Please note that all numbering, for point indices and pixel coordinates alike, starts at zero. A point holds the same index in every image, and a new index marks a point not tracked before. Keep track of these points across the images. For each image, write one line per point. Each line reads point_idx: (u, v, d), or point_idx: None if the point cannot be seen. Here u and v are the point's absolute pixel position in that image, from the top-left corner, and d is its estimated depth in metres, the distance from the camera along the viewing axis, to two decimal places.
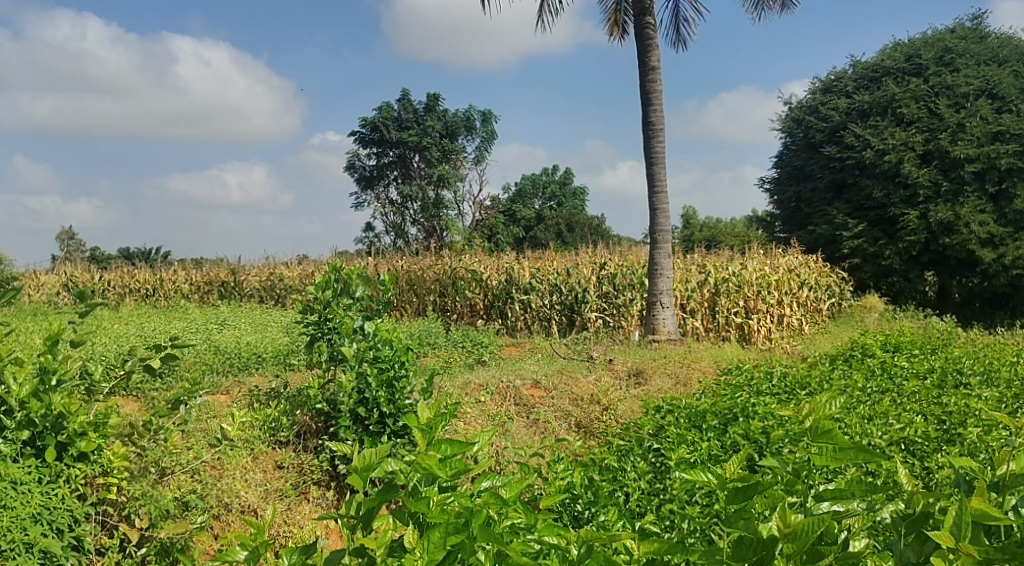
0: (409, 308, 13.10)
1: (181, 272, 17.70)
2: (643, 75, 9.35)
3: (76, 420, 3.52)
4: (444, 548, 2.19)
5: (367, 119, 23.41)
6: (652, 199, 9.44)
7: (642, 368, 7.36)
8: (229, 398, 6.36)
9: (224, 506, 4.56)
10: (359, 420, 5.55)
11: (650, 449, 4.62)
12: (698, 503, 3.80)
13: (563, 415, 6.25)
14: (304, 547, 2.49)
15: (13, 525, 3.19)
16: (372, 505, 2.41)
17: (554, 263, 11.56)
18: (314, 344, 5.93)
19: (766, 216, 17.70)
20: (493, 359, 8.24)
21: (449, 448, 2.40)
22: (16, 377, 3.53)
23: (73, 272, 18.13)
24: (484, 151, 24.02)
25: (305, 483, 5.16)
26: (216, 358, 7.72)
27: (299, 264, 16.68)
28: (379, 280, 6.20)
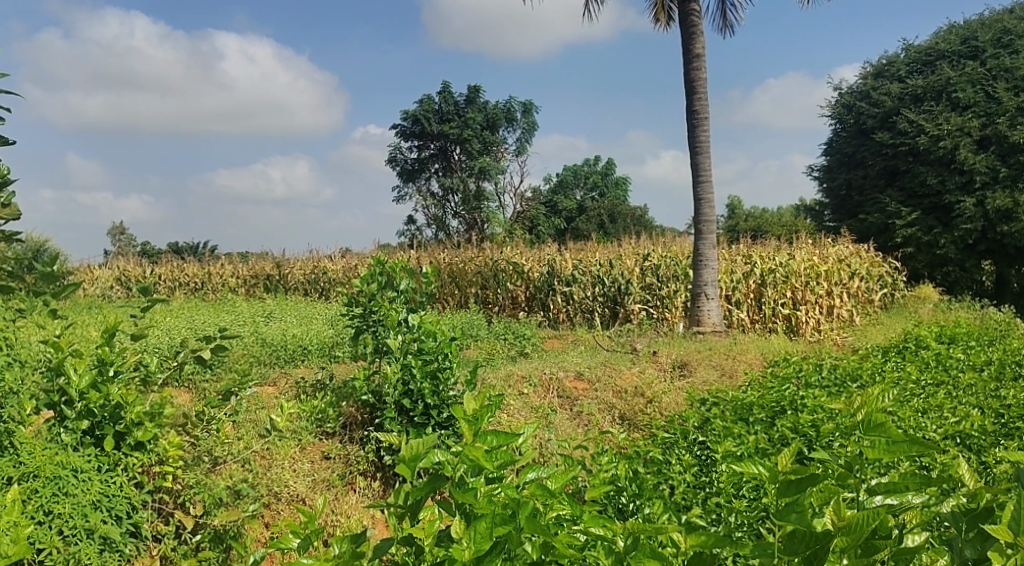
0: (451, 301, 13.18)
1: (229, 266, 18.06)
2: (688, 63, 9.22)
3: (133, 410, 3.62)
4: (492, 538, 2.20)
5: (409, 112, 23.52)
6: (697, 189, 9.33)
7: (687, 360, 7.30)
8: (276, 390, 6.46)
9: (274, 495, 4.66)
10: (404, 411, 5.60)
11: (696, 441, 4.57)
12: (746, 497, 3.74)
13: (607, 407, 6.25)
14: (352, 536, 2.52)
15: (75, 511, 3.28)
16: (421, 495, 2.42)
17: (596, 254, 11.51)
18: (360, 336, 6.01)
19: (814, 205, 17.39)
20: (535, 352, 8.23)
21: (495, 439, 2.43)
22: (77, 367, 3.59)
23: (125, 266, 18.63)
24: (526, 142, 23.94)
25: (351, 474, 5.24)
26: (264, 349, 7.86)
27: (343, 257, 16.87)
28: (423, 272, 6.26)
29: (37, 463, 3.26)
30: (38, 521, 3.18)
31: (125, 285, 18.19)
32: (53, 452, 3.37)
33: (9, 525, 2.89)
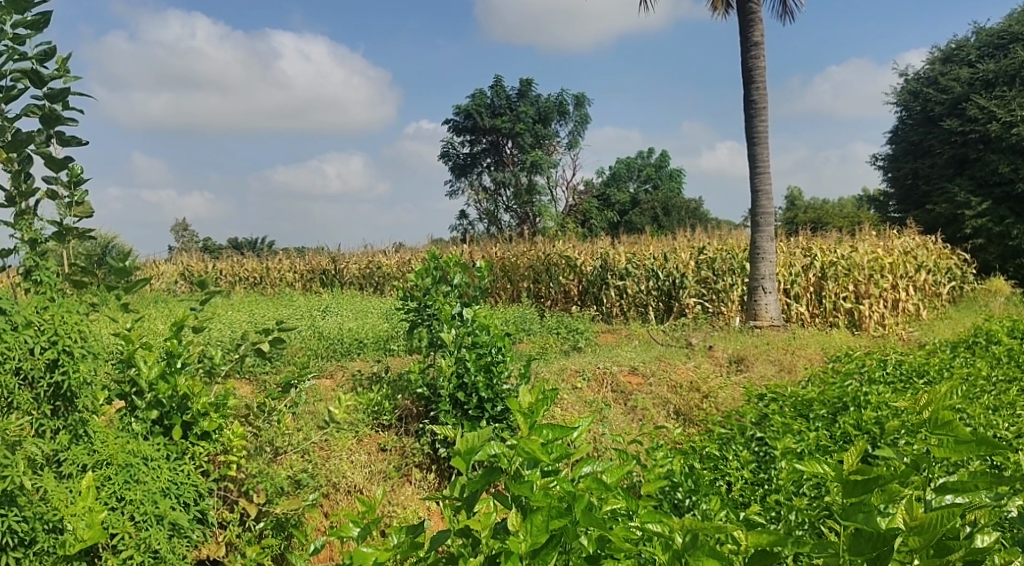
0: (503, 295, 13.22)
1: (286, 261, 18.45)
2: (746, 51, 9.06)
3: (199, 401, 3.77)
4: (548, 531, 2.20)
5: (461, 107, 23.64)
6: (754, 180, 9.17)
7: (743, 354, 7.19)
8: (333, 382, 6.57)
9: (333, 485, 4.77)
10: (458, 404, 5.64)
11: (753, 437, 4.49)
12: (807, 495, 3.64)
13: (662, 402, 6.19)
14: (410, 527, 2.55)
15: (146, 498, 3.38)
16: (476, 487, 2.44)
17: (650, 248, 11.41)
18: (414, 330, 6.08)
19: (878, 195, 16.93)
20: (589, 346, 8.20)
21: (551, 432, 2.47)
22: (146, 360, 3.77)
23: (188, 262, 19.16)
24: (579, 135, 23.82)
25: (407, 466, 5.31)
26: (321, 343, 8.01)
27: (397, 252, 17.06)
28: (476, 266, 6.29)
29: (109, 452, 3.39)
30: (110, 507, 3.30)
31: (188, 280, 18.72)
32: (125, 441, 3.50)
33: (83, 511, 3.09)
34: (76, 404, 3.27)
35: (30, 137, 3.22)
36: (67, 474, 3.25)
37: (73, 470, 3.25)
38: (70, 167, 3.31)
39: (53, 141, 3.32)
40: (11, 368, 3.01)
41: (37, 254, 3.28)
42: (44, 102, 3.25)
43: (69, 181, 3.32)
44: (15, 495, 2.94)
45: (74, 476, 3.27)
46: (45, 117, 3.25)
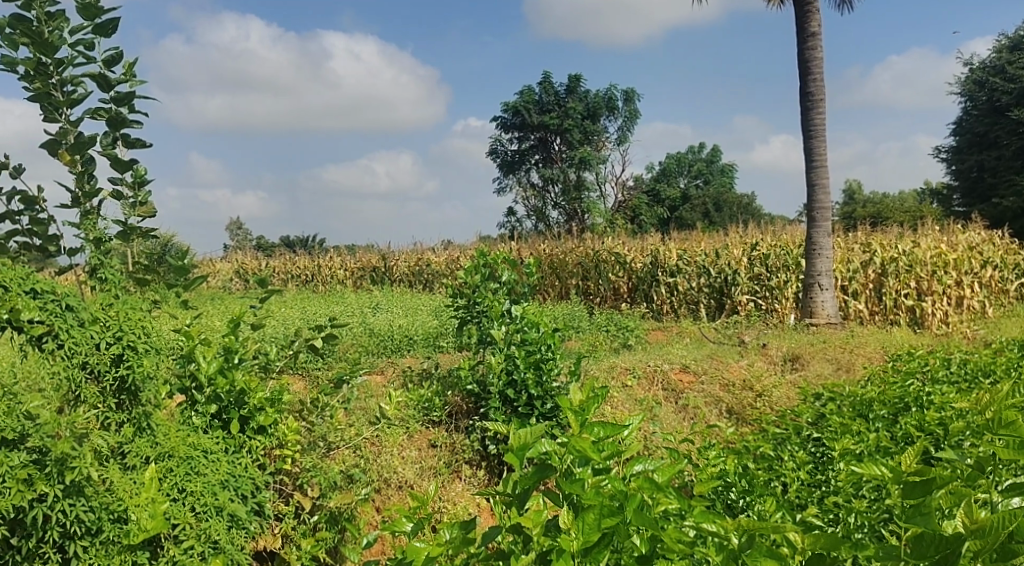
0: (552, 292, 13.20)
1: (337, 259, 18.71)
2: (802, 42, 8.87)
3: (256, 396, 3.86)
4: (600, 530, 2.19)
5: (510, 104, 23.67)
6: (809, 174, 8.99)
7: (798, 352, 7.06)
8: (384, 379, 6.64)
9: (384, 481, 4.83)
10: (508, 401, 5.64)
11: (810, 438, 4.39)
12: (867, 498, 3.55)
13: (714, 401, 6.12)
14: (462, 522, 2.55)
15: (206, 490, 3.44)
16: (528, 484, 2.42)
17: (702, 244, 11.27)
18: (464, 327, 6.12)
19: (941, 188, 16.43)
20: (639, 344, 8.14)
21: (602, 431, 2.47)
22: (205, 355, 3.87)
23: (243, 260, 19.60)
24: (628, 131, 23.62)
25: (457, 462, 5.34)
26: (372, 339, 8.11)
27: (445, 249, 17.15)
28: (525, 263, 6.28)
29: (171, 445, 3.47)
30: (172, 498, 3.36)
31: (243, 278, 19.16)
32: (186, 434, 3.58)
33: (147, 501, 3.20)
34: (139, 398, 3.38)
35: (95, 140, 3.34)
36: (131, 466, 3.35)
37: (137, 462, 3.35)
38: (133, 168, 3.42)
39: (119, 143, 3.43)
40: (78, 363, 3.17)
41: (101, 252, 3.48)
42: (109, 105, 3.37)
43: (133, 182, 3.44)
44: (82, 486, 3.05)
45: (138, 467, 3.37)
46: (110, 120, 3.36)
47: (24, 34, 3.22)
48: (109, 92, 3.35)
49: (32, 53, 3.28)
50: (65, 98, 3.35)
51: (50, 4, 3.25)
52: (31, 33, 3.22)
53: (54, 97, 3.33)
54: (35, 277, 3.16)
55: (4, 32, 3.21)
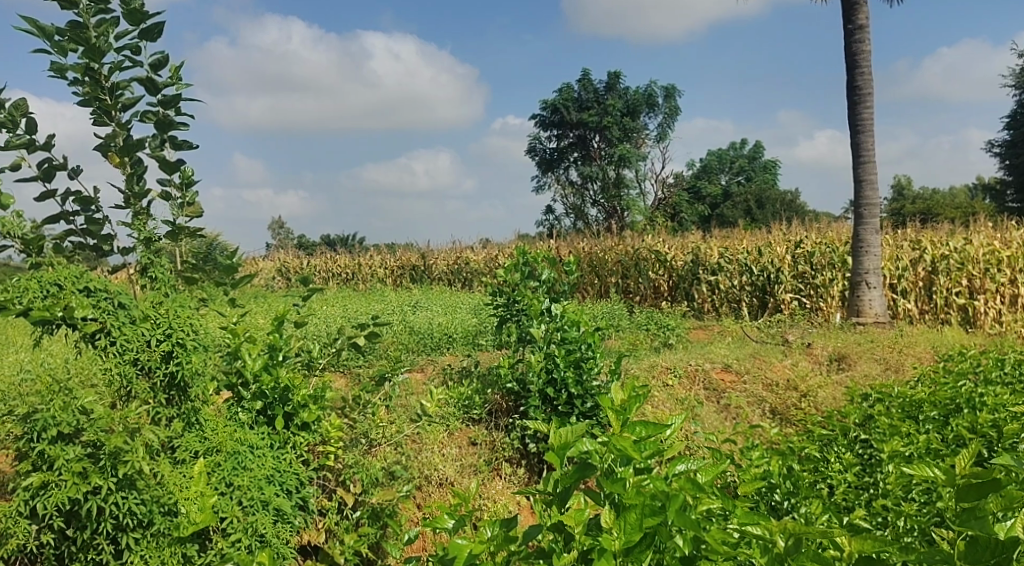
0: (591, 290, 13.16)
1: (377, 257, 18.89)
2: (849, 35, 8.70)
3: (299, 393, 3.92)
4: (642, 530, 2.19)
5: (548, 102, 23.64)
6: (856, 169, 8.82)
7: (845, 352, 6.92)
8: (424, 376, 6.69)
9: (425, 478, 4.86)
10: (548, 400, 5.64)
11: (857, 440, 4.30)
12: (917, 501, 3.46)
13: (757, 400, 6.05)
14: (504, 520, 2.55)
15: (252, 484, 3.50)
16: (570, 482, 2.41)
17: (744, 242, 11.13)
18: (504, 325, 6.13)
19: (994, 183, 16.00)
20: (680, 343, 8.07)
21: (644, 429, 2.45)
22: (251, 352, 3.93)
23: (285, 258, 19.90)
24: (668, 128, 23.42)
25: (497, 460, 5.36)
26: (412, 337, 8.17)
27: (484, 247, 17.19)
28: (564, 262, 6.26)
29: (219, 440, 3.51)
30: (220, 492, 3.41)
31: (285, 277, 19.46)
32: (232, 429, 3.61)
33: (197, 495, 3.26)
34: (188, 394, 3.45)
35: (143, 142, 3.42)
36: (180, 460, 3.40)
37: (186, 456, 3.40)
38: (181, 169, 3.50)
39: (167, 144, 3.51)
40: (129, 359, 3.26)
41: (151, 252, 3.57)
42: (157, 108, 3.45)
43: (180, 183, 3.52)
44: (135, 479, 3.16)
45: (187, 462, 3.41)
46: (157, 122, 3.44)
47: (74, 40, 3.31)
48: (156, 95, 3.43)
49: (81, 58, 3.37)
50: (113, 102, 3.44)
51: (96, 11, 3.33)
52: (79, 39, 3.31)
53: (103, 101, 3.42)
54: (89, 276, 3.27)
55: (54, 38, 3.30)
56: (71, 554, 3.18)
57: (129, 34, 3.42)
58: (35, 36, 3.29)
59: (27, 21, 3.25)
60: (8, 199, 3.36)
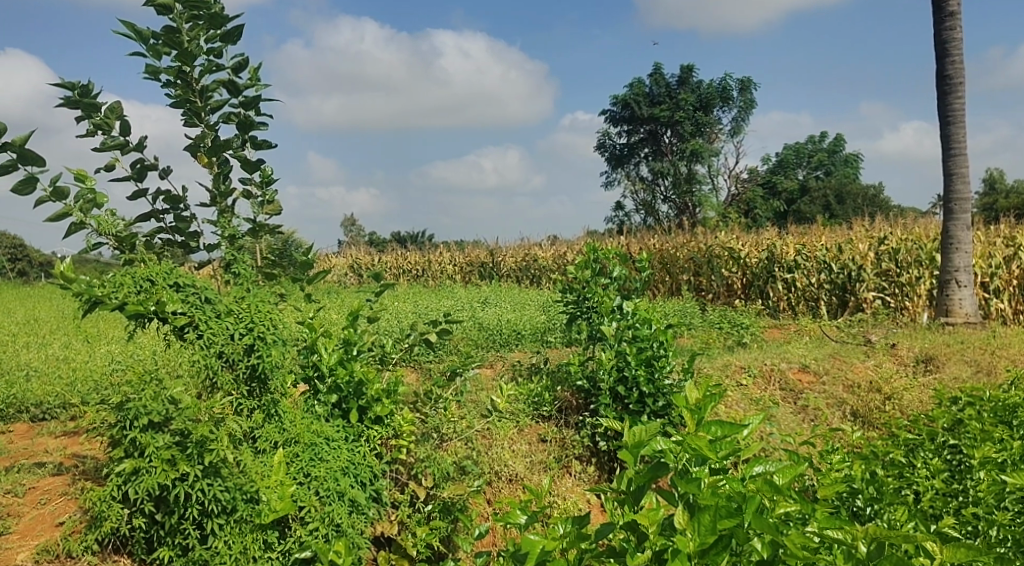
0: (662, 287, 13.00)
1: (447, 254, 19.08)
2: (940, 22, 8.32)
3: (373, 387, 3.98)
4: (716, 532, 2.15)
5: (619, 97, 23.42)
6: (946, 162, 8.45)
7: (932, 353, 6.65)
8: (494, 372, 6.72)
9: (495, 473, 4.88)
10: (619, 398, 5.60)
11: (946, 444, 4.09)
12: (1011, 509, 3.30)
13: (837, 402, 5.88)
14: (577, 518, 2.54)
15: (329, 475, 3.55)
16: (643, 481, 2.39)
17: (823, 238, 10.80)
18: (574, 322, 6.09)
19: None
20: (754, 342, 7.90)
21: (721, 430, 2.41)
22: (327, 346, 4.01)
23: (357, 255, 20.27)
24: (743, 122, 22.91)
25: (567, 458, 5.35)
26: (481, 333, 8.21)
27: (552, 244, 17.14)
28: (636, 258, 6.17)
29: (296, 432, 3.59)
30: (298, 482, 3.48)
31: (357, 273, 19.83)
32: (309, 422, 3.68)
33: (276, 484, 3.36)
34: (268, 386, 3.55)
35: (228, 142, 3.53)
36: (261, 450, 3.51)
37: (266, 446, 3.51)
38: (261, 168, 3.61)
39: (248, 145, 3.62)
40: (214, 352, 3.36)
41: (235, 249, 3.72)
42: (239, 109, 3.56)
43: (260, 182, 3.63)
44: (219, 467, 3.28)
45: (267, 452, 3.52)
46: (240, 123, 3.55)
47: (167, 44, 3.44)
48: (239, 97, 3.55)
49: (173, 61, 3.50)
50: (202, 103, 3.57)
51: (188, 16, 3.46)
52: (172, 43, 3.44)
53: (193, 103, 3.55)
54: (178, 272, 3.42)
55: (150, 41, 3.45)
56: (160, 538, 3.32)
57: (216, 38, 3.54)
58: (132, 40, 3.44)
59: (125, 26, 3.40)
60: (103, 198, 3.53)
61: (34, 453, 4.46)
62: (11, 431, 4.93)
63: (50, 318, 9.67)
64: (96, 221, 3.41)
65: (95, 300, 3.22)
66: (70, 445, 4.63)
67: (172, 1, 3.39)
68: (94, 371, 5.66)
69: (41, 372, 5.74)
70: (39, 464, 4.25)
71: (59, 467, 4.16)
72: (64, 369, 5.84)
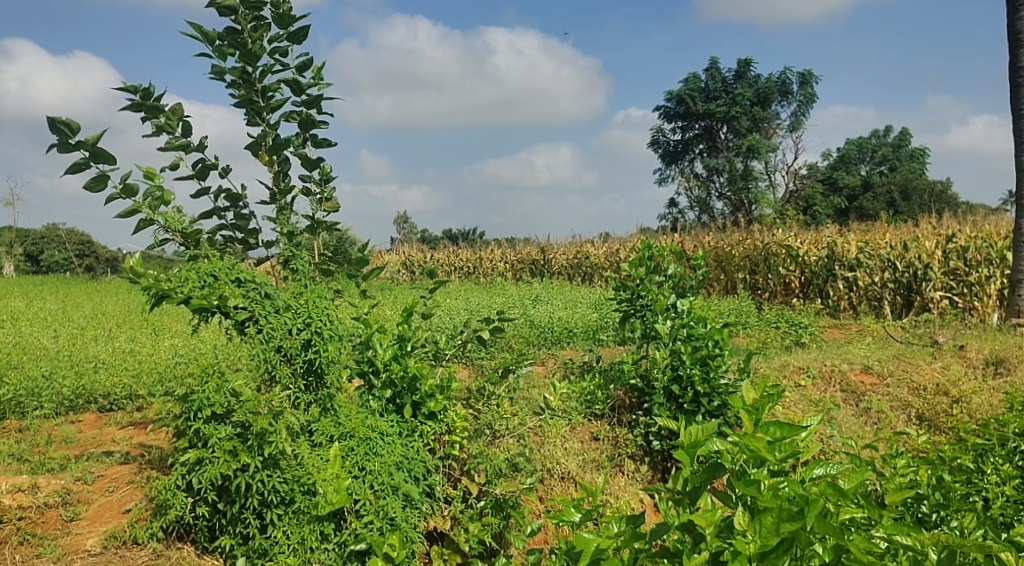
0: (717, 285, 12.81)
1: (498, 251, 19.11)
2: (1012, 13, 8.01)
3: (427, 382, 4.01)
4: (779, 535, 2.09)
5: (674, 93, 23.16)
6: (1019, 158, 8.15)
7: (1003, 355, 6.40)
8: (546, 370, 6.71)
9: (547, 471, 4.86)
10: (673, 397, 5.52)
11: (1017, 451, 3.91)
12: None
13: (901, 405, 5.71)
14: (631, 517, 2.50)
15: (383, 470, 3.55)
16: (699, 482, 2.32)
17: (887, 236, 10.50)
18: (628, 320, 6.02)
19: None
20: (814, 342, 7.73)
21: (778, 430, 2.28)
22: (382, 342, 4.05)
23: (409, 252, 20.48)
24: (802, 116, 22.42)
25: (620, 456, 5.31)
26: (533, 331, 8.20)
27: (604, 242, 17.05)
28: (692, 255, 6.08)
29: (352, 426, 3.60)
30: (353, 475, 3.48)
31: (410, 270, 20.04)
32: (364, 416, 3.69)
33: (332, 476, 3.37)
34: (324, 380, 3.62)
35: (289, 141, 3.59)
36: (317, 443, 3.54)
37: (322, 439, 3.54)
38: (320, 166, 3.67)
39: (308, 143, 3.68)
40: (274, 346, 3.44)
41: (293, 245, 3.77)
42: (301, 108, 3.62)
43: (319, 179, 3.68)
44: (278, 459, 3.35)
45: (323, 445, 3.54)
46: (301, 122, 3.61)
47: (232, 45, 3.52)
48: (301, 96, 3.61)
49: (237, 62, 3.57)
50: (264, 103, 3.64)
51: (252, 17, 3.53)
52: (237, 44, 3.52)
53: (256, 103, 3.63)
54: (239, 268, 3.50)
55: (215, 42, 3.53)
56: (222, 526, 3.42)
57: (280, 39, 3.61)
58: (198, 42, 3.52)
59: (191, 27, 3.48)
60: (170, 196, 3.62)
61: (102, 442, 4.62)
62: (81, 421, 5.12)
63: (116, 312, 9.99)
64: (163, 218, 3.50)
65: (162, 295, 3.31)
66: (136, 434, 4.78)
67: (236, 3, 3.46)
68: (158, 364, 5.84)
69: (108, 364, 5.93)
70: (107, 453, 4.39)
71: (125, 456, 4.29)
72: (131, 361, 6.03)
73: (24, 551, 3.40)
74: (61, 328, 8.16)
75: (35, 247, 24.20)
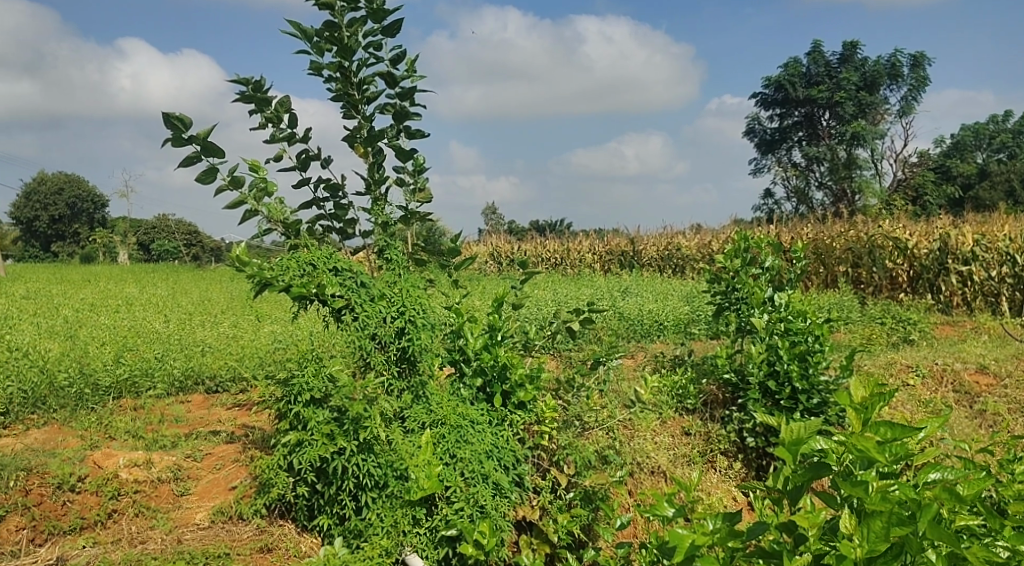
0: (816, 279, 12.36)
1: (587, 243, 19.00)
2: None
3: (517, 372, 4.01)
4: (888, 540, 1.99)
5: (772, 79, 22.47)
6: None
7: None
8: (636, 363, 6.62)
9: (638, 464, 4.78)
10: (769, 393, 5.35)
11: None
12: None
13: (1020, 408, 5.37)
14: (727, 513, 2.40)
15: (473, 458, 3.56)
16: (800, 482, 2.23)
17: (1006, 227, 9.92)
18: (721, 314, 5.84)
19: None
20: (923, 339, 7.35)
21: (889, 431, 2.15)
22: (473, 331, 4.10)
23: (498, 243, 20.58)
24: (913, 101, 21.32)
25: (712, 452, 5.20)
26: (623, 322, 8.11)
27: (696, 233, 16.67)
28: (791, 247, 5.86)
29: (443, 413, 3.65)
30: (444, 462, 3.53)
31: (498, 261, 20.15)
32: (456, 404, 3.74)
33: (424, 463, 3.41)
34: (417, 367, 3.68)
35: (383, 132, 3.65)
36: (410, 429, 3.60)
37: (414, 426, 3.59)
38: (414, 158, 3.71)
39: (402, 134, 3.73)
40: (368, 333, 3.51)
41: (387, 235, 3.84)
42: (395, 100, 3.67)
43: (413, 170, 3.73)
44: (373, 444, 3.42)
45: (415, 432, 3.60)
46: (395, 114, 3.66)
47: (329, 41, 3.60)
48: (395, 88, 3.66)
49: (334, 57, 3.65)
50: (360, 96, 3.71)
51: (347, 12, 3.59)
52: (334, 39, 3.59)
53: (351, 96, 3.70)
54: (337, 257, 3.59)
55: (313, 40, 3.62)
56: (320, 506, 3.52)
57: (375, 33, 3.66)
58: (297, 38, 3.62)
59: (291, 25, 3.58)
60: (273, 187, 3.74)
61: (209, 422, 4.84)
62: (190, 401, 5.37)
63: (220, 299, 10.45)
64: (267, 208, 3.62)
65: (265, 282, 3.42)
66: (240, 416, 4.98)
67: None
68: (260, 349, 6.07)
69: (215, 348, 6.20)
70: (214, 432, 4.60)
71: (230, 436, 4.48)
72: (235, 346, 6.27)
73: (139, 522, 3.59)
74: (170, 313, 8.59)
75: (147, 237, 25.67)
